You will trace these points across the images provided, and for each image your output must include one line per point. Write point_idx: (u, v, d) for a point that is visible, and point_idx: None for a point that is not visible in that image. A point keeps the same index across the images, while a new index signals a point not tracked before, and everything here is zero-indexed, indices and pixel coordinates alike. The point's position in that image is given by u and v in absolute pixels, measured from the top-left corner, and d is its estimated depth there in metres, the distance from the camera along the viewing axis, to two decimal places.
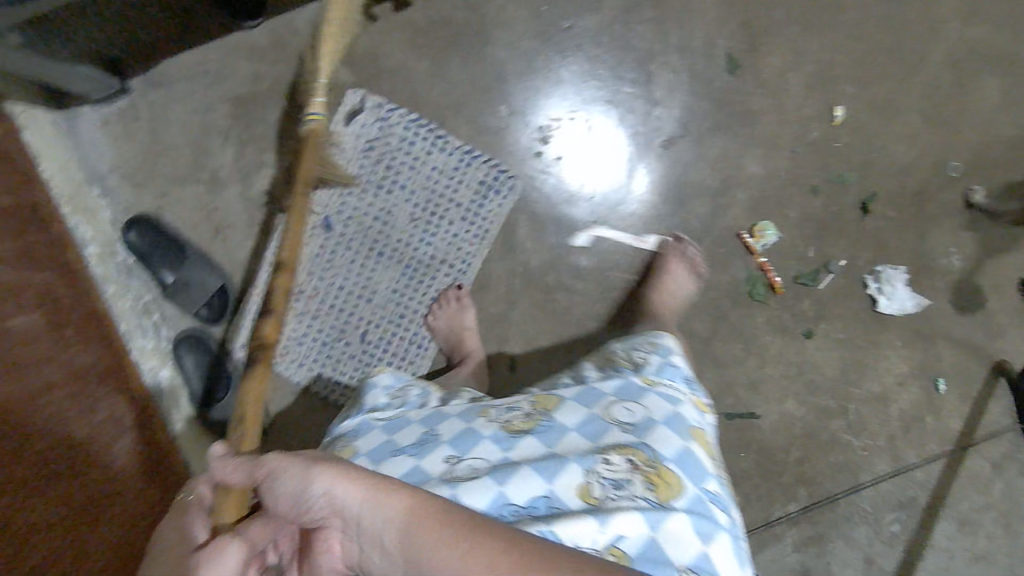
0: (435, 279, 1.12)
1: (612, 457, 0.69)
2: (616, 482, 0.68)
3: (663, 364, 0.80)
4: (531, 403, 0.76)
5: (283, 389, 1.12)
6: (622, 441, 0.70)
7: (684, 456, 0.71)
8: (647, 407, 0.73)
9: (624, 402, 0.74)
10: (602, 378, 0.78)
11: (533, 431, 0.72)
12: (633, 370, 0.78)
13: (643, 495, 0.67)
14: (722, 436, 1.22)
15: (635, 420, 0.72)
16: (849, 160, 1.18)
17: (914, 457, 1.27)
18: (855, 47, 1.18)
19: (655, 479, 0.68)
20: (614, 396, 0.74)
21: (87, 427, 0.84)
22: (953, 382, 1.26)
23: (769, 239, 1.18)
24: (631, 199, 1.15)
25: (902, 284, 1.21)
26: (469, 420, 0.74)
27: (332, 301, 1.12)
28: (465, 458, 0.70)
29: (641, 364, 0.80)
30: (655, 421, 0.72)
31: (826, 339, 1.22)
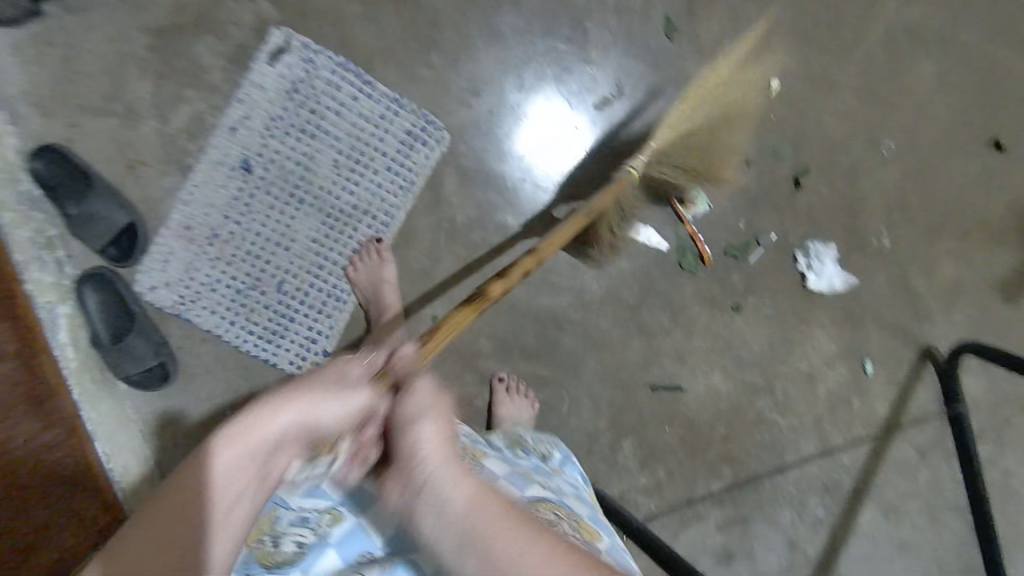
0: (356, 229, 1.10)
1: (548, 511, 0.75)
2: None
3: (564, 459, 0.96)
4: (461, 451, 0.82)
5: (192, 337, 1.07)
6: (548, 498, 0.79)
7: (592, 520, 0.83)
8: (557, 482, 0.86)
9: (538, 473, 0.85)
10: (516, 453, 0.89)
11: None
12: (541, 457, 0.92)
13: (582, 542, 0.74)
14: (649, 409, 1.19)
15: (553, 486, 0.84)
16: (782, 134, 1.19)
17: (841, 439, 1.26)
18: (794, 21, 1.18)
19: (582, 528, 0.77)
20: (529, 467, 0.86)
21: None
22: (881, 364, 1.25)
23: (698, 208, 1.18)
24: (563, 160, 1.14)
25: (831, 261, 1.21)
26: None
27: (248, 247, 1.07)
28: None
29: (546, 455, 0.94)
30: (565, 493, 0.84)
31: (756, 313, 1.21)
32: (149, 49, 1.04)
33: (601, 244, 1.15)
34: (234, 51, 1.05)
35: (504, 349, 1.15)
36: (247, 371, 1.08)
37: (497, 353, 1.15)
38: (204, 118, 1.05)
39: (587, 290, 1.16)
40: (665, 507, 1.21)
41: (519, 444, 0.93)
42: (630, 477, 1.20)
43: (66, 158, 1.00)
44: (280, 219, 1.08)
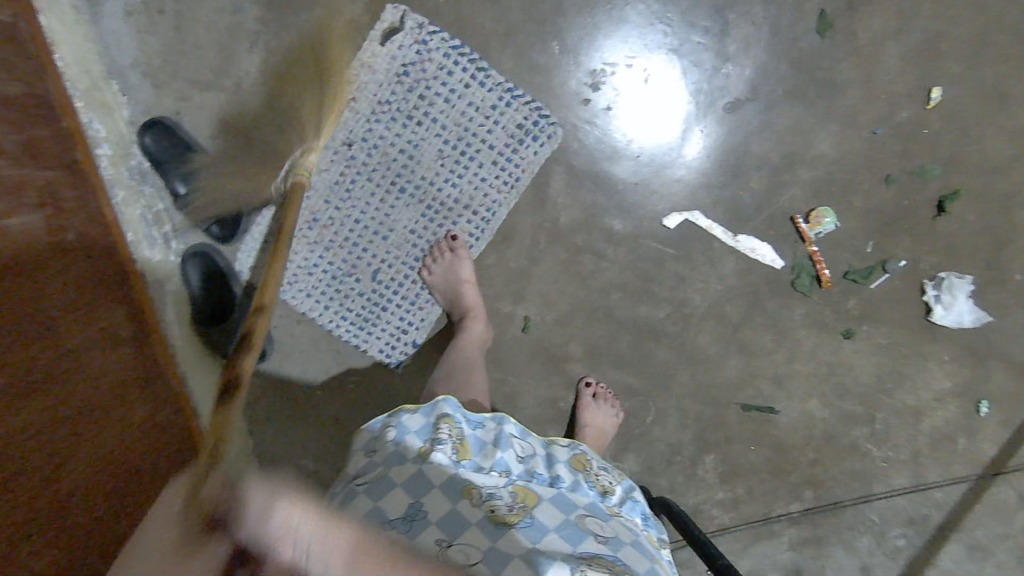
0: (456, 223, 1.06)
1: (591, 566, 0.72)
2: None
3: (625, 499, 0.86)
4: (512, 494, 0.78)
5: (290, 317, 1.08)
6: (599, 552, 0.74)
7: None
8: (615, 529, 0.79)
9: (594, 517, 0.78)
10: (574, 484, 0.82)
11: (518, 524, 0.75)
12: (602, 493, 0.83)
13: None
14: (738, 428, 1.16)
15: (608, 535, 0.77)
16: (936, 150, 1.06)
17: (937, 477, 1.19)
18: (971, 19, 1.03)
19: None
20: (585, 509, 0.79)
21: (82, 337, 0.80)
22: (998, 407, 1.16)
23: (824, 227, 1.07)
24: (681, 164, 1.06)
25: (964, 295, 1.10)
26: (453, 499, 0.76)
27: (347, 234, 1.06)
28: (455, 543, 0.73)
29: (607, 490, 0.85)
30: (624, 541, 0.77)
31: (868, 342, 1.13)
32: (259, 21, 1.00)
33: (709, 256, 1.09)
34: (345, 27, 1.01)
35: (595, 355, 1.12)
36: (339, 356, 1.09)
37: (587, 359, 1.12)
38: None
39: (689, 303, 1.11)
40: (739, 521, 1.20)
41: (579, 469, 0.84)
42: (707, 490, 1.18)
43: (176, 136, 1.00)
44: (380, 208, 1.05)
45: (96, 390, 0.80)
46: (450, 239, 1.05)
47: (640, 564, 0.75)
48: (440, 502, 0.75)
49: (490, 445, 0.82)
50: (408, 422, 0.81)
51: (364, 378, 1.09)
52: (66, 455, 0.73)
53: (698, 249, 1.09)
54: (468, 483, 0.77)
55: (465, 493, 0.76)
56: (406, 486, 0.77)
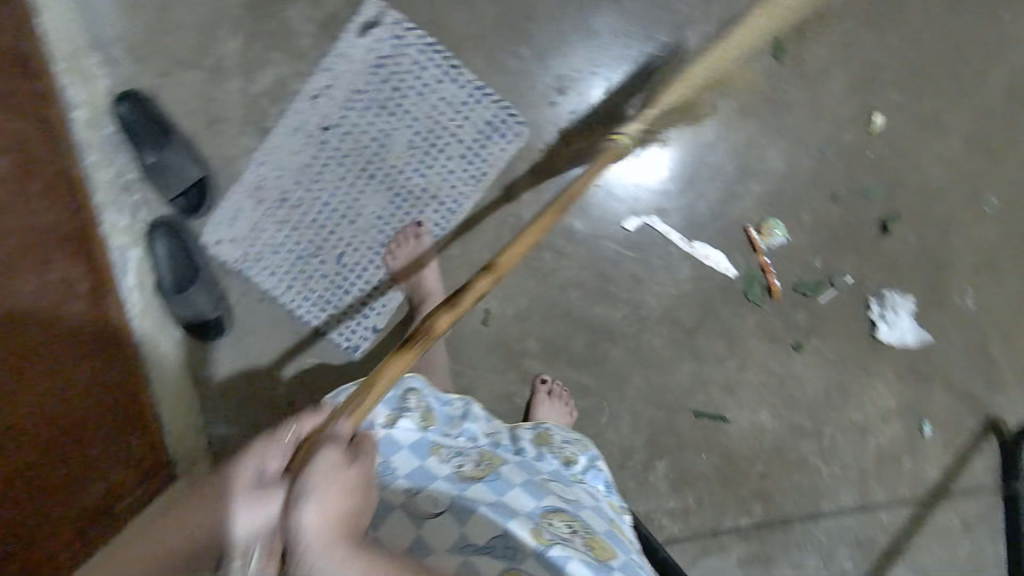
0: (422, 212, 1.09)
1: (555, 521, 0.75)
2: (562, 535, 0.73)
3: (589, 469, 0.90)
4: (479, 456, 0.82)
5: (251, 295, 1.09)
6: (560, 506, 0.77)
7: (610, 535, 0.79)
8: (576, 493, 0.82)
9: (555, 482, 0.82)
10: (538, 455, 0.86)
11: (483, 479, 0.77)
12: (564, 464, 0.88)
13: (588, 552, 0.72)
14: (688, 434, 1.17)
15: (571, 497, 0.81)
16: (878, 172, 1.13)
17: (884, 497, 1.20)
18: (910, 56, 1.12)
19: (592, 543, 0.75)
20: (547, 475, 0.83)
21: (40, 280, 0.79)
22: (940, 427, 1.19)
23: (775, 239, 1.13)
24: (642, 191, 1.13)
25: (906, 313, 1.15)
26: (421, 458, 0.79)
27: (314, 216, 1.08)
28: (421, 492, 0.75)
29: (569, 459, 0.89)
30: (584, 505, 0.81)
31: (816, 355, 1.16)
32: (244, 8, 1.06)
33: (664, 261, 1.13)
34: (325, 18, 1.06)
35: (550, 353, 1.14)
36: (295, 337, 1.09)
37: (543, 355, 1.14)
38: (289, 83, 1.07)
39: (644, 305, 1.14)
40: (688, 533, 1.19)
41: (543, 442, 0.90)
42: (657, 498, 1.18)
43: (150, 109, 1.04)
44: (348, 192, 1.08)
45: (45, 354, 0.78)
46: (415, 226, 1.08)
47: (601, 524, 0.79)
48: (411, 460, 0.79)
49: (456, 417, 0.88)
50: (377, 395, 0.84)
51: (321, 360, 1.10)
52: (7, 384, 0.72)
53: (655, 253, 1.13)
54: (434, 445, 0.81)
55: (432, 451, 0.80)
56: (373, 445, 0.80)
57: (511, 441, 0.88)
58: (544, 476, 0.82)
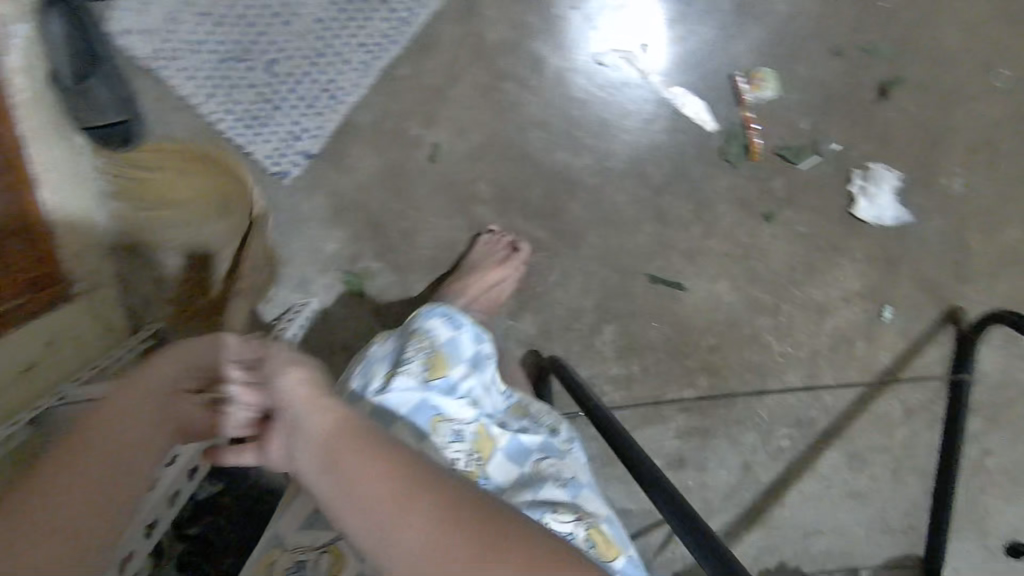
0: (369, 19, 0.96)
1: (557, 512, 0.77)
2: (563, 531, 0.76)
3: (571, 439, 0.90)
4: (475, 442, 0.82)
5: (165, 102, 0.96)
6: (559, 497, 0.80)
7: (608, 520, 0.81)
8: (568, 466, 0.85)
9: (548, 458, 0.84)
10: (528, 432, 0.87)
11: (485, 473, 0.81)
12: (551, 431, 0.89)
13: (589, 551, 0.76)
14: (643, 300, 1.11)
15: (566, 474, 0.83)
16: (889, 26, 1.00)
17: (831, 379, 1.18)
18: None
19: (594, 536, 0.77)
20: (540, 451, 0.85)
21: None
22: (901, 314, 1.15)
23: (765, 93, 1.02)
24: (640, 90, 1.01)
25: (889, 189, 1.07)
26: (427, 430, 0.81)
27: (243, 12, 0.94)
28: None
29: (552, 427, 0.90)
30: (578, 481, 0.84)
31: (786, 228, 1.08)
32: None
33: (638, 106, 1.02)
34: None
35: (503, 199, 1.04)
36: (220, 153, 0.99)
37: (495, 202, 1.04)
38: None
39: (610, 155, 1.03)
40: (630, 402, 1.16)
41: (523, 414, 0.90)
42: (602, 364, 1.13)
43: None
44: None
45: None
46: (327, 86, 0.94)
47: (592, 501, 0.82)
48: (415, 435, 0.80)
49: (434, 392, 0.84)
50: (379, 347, 0.89)
51: (245, 186, 0.99)
52: None
53: (630, 98, 1.01)
54: (436, 418, 0.82)
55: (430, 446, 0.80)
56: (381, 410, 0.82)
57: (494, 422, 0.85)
58: (537, 455, 0.84)
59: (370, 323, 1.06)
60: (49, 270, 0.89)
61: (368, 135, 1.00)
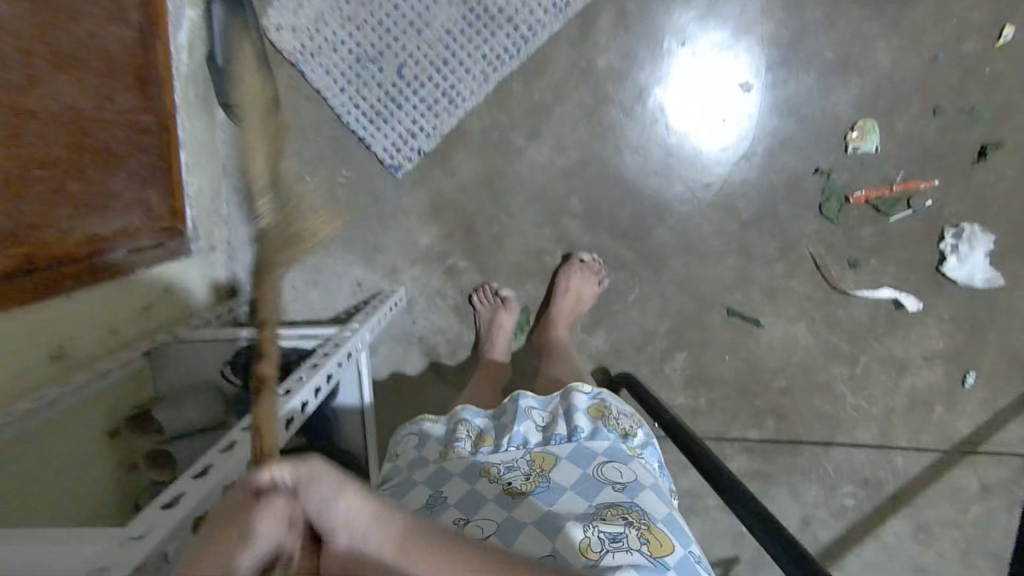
0: (494, 35, 1.02)
1: (607, 517, 0.64)
2: (613, 536, 0.62)
3: (647, 444, 0.77)
4: (530, 462, 0.72)
5: (300, 92, 1.07)
6: (615, 500, 0.66)
7: (671, 521, 0.66)
8: (635, 471, 0.70)
9: (613, 462, 0.71)
10: (592, 436, 0.74)
11: (534, 492, 0.68)
12: (621, 437, 0.76)
13: (640, 552, 0.61)
14: (717, 332, 1.12)
15: (629, 477, 0.69)
16: (993, 92, 1.01)
17: (904, 441, 1.15)
18: None
19: (649, 535, 0.63)
20: (603, 457, 0.71)
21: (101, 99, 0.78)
22: (984, 382, 1.11)
23: (865, 145, 1.04)
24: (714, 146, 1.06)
25: (981, 251, 1.06)
26: (471, 482, 0.70)
27: (382, 20, 1.02)
28: (471, 519, 0.66)
29: (626, 433, 0.77)
30: (643, 484, 0.69)
31: (869, 277, 1.09)
32: None
33: (719, 158, 1.06)
34: None
35: (593, 216, 1.09)
36: (338, 144, 1.08)
37: (585, 218, 1.09)
38: None
39: (701, 187, 1.07)
40: None
41: (599, 416, 0.78)
42: (668, 391, 1.14)
43: None
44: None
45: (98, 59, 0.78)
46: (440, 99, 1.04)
47: (661, 508, 0.67)
48: (456, 484, 0.70)
49: (506, 426, 0.78)
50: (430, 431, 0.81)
51: (358, 175, 1.09)
52: (47, 167, 0.69)
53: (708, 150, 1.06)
54: (482, 467, 0.72)
55: (482, 473, 0.71)
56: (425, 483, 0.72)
57: (562, 425, 0.77)
58: (600, 461, 0.71)
59: (449, 316, 1.13)
60: (176, 223, 0.97)
61: (476, 141, 1.07)
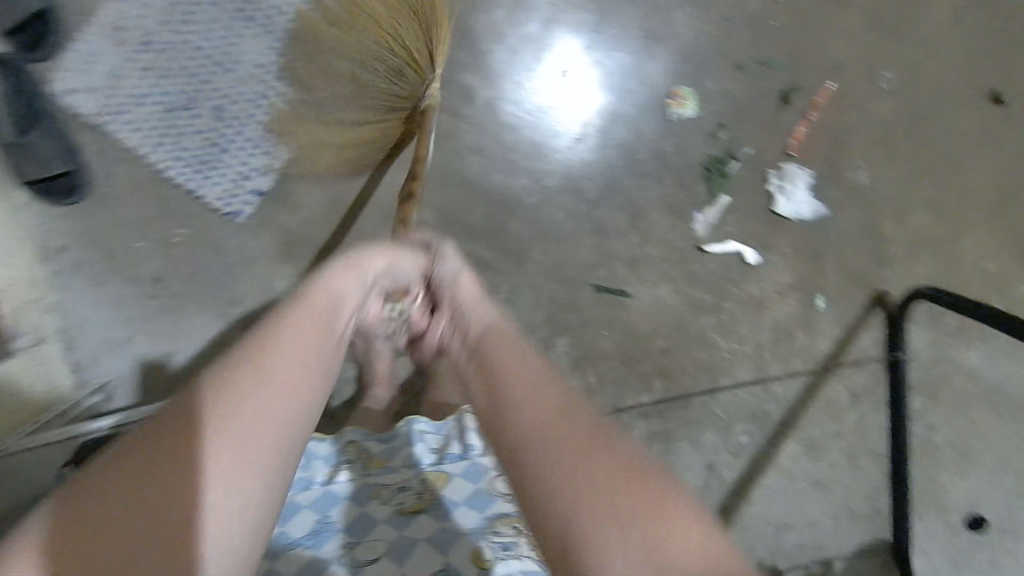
0: (307, 61, 1.02)
1: (499, 528, 0.73)
2: (504, 545, 0.71)
3: None
4: (421, 481, 0.76)
5: (113, 154, 1.00)
6: (506, 511, 0.74)
7: None
8: None
9: (503, 476, 0.78)
10: (484, 450, 0.80)
11: (427, 509, 0.73)
12: None
13: (530, 557, 0.71)
14: (592, 310, 1.15)
15: None
16: (779, 44, 1.13)
17: (778, 371, 1.23)
18: None
19: (535, 539, 0.73)
20: (496, 470, 0.78)
21: None
22: (832, 302, 1.22)
23: (686, 110, 1.12)
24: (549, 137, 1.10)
25: (804, 185, 1.15)
26: (363, 504, 0.74)
27: (191, 65, 1.01)
28: (363, 543, 0.71)
29: None
30: None
31: (717, 231, 1.16)
32: None
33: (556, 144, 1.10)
34: None
35: (449, 223, 1.09)
36: (166, 200, 1.01)
37: (439, 225, 1.08)
38: None
39: (546, 175, 1.10)
40: None
41: None
42: (558, 377, 1.15)
43: None
44: (227, 38, 1.02)
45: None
46: (270, 135, 1.02)
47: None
48: (348, 509, 0.73)
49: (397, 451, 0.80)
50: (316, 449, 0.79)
51: (193, 230, 1.02)
52: None
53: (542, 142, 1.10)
54: (373, 487, 0.75)
55: (373, 496, 0.75)
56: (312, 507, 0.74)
57: (455, 444, 0.81)
58: (492, 475, 0.77)
59: None
60: None
61: (316, 171, 1.05)
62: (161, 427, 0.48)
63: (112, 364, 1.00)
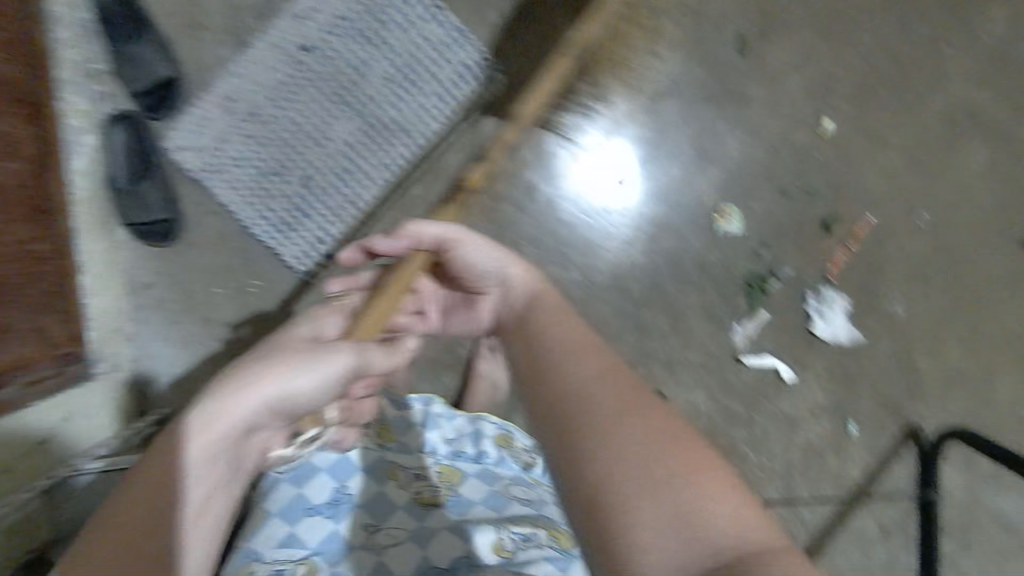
0: (391, 146, 1.10)
1: (517, 525, 0.82)
2: (523, 538, 0.80)
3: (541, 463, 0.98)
4: (440, 475, 0.87)
5: (202, 207, 1.09)
6: (522, 511, 0.84)
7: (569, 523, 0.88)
8: (536, 490, 0.89)
9: (517, 484, 0.89)
10: (498, 458, 0.92)
11: (446, 502, 0.84)
12: (521, 459, 0.94)
13: (548, 548, 0.80)
14: None
15: (532, 496, 0.88)
16: (825, 174, 1.18)
17: (806, 492, 1.23)
18: (867, 71, 1.17)
19: (556, 535, 0.83)
20: (509, 479, 0.89)
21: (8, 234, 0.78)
22: (864, 429, 1.22)
23: (731, 227, 1.17)
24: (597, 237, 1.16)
25: (841, 311, 1.19)
26: (383, 486, 0.84)
27: (285, 135, 1.08)
28: (383, 526, 0.81)
29: (526, 458, 0.96)
30: (544, 499, 0.88)
31: (755, 345, 1.19)
32: None
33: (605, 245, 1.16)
34: None
35: None
36: (247, 255, 1.10)
37: None
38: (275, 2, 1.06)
39: (595, 272, 1.17)
40: None
41: (505, 442, 0.94)
42: None
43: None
44: (320, 115, 1.08)
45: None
46: (351, 209, 1.11)
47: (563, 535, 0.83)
48: (367, 486, 0.84)
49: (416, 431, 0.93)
50: None
51: (267, 284, 1.10)
52: None
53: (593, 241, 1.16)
54: (392, 467, 0.86)
55: (391, 475, 0.85)
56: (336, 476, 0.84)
57: (470, 444, 0.93)
58: (506, 482, 0.89)
59: None
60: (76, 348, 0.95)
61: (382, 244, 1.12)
62: (144, 491, 0.57)
63: (176, 397, 1.09)
